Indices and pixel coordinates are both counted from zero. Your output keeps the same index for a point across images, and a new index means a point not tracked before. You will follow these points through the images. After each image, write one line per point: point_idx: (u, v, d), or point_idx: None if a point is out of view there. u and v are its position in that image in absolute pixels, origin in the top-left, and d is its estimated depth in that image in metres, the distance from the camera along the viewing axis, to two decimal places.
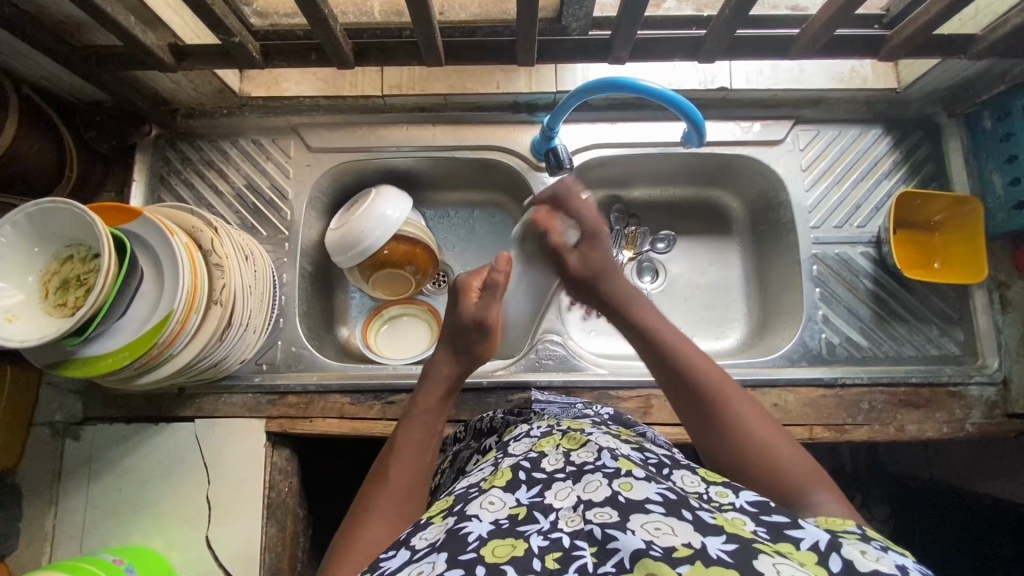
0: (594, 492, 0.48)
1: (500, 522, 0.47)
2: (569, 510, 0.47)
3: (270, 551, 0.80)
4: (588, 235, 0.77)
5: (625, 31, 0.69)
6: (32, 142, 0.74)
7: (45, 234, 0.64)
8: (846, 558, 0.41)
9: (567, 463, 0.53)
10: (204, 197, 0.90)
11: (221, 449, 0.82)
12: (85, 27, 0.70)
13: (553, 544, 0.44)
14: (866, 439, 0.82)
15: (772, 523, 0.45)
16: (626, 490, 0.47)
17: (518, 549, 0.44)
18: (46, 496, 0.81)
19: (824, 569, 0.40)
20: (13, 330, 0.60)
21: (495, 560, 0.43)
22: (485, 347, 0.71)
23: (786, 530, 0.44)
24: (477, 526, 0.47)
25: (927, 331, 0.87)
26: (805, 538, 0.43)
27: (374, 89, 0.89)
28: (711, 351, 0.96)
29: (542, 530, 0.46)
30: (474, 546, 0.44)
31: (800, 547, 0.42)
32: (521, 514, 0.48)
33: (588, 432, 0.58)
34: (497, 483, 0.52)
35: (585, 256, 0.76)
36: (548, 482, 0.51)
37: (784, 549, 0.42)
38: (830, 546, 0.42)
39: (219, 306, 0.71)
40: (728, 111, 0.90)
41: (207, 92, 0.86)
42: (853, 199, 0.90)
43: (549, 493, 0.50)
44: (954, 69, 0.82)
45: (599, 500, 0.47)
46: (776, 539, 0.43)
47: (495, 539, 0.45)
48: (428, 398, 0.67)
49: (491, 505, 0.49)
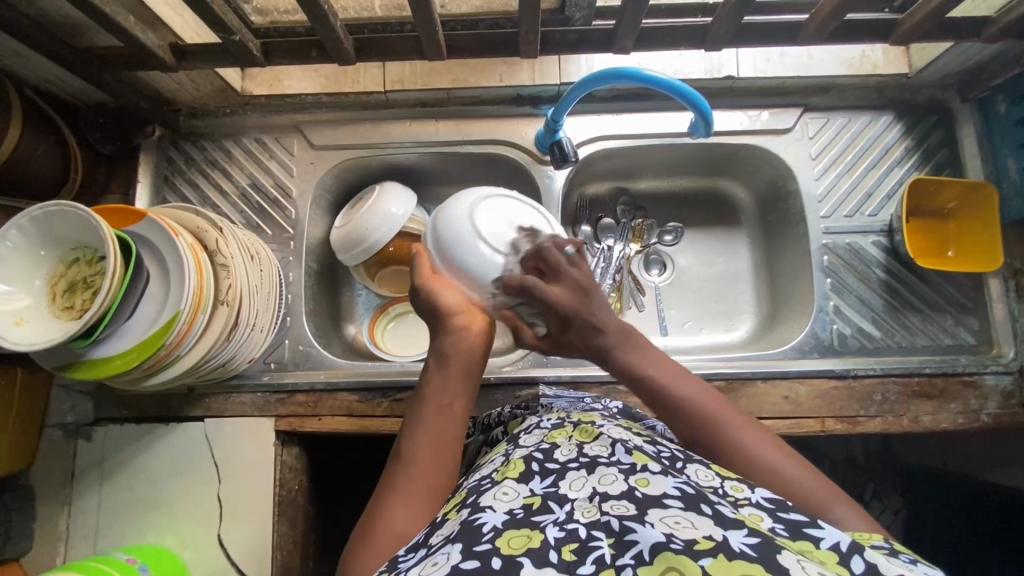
0: (609, 485, 0.47)
1: (514, 512, 0.47)
2: (584, 501, 0.47)
3: (282, 549, 0.81)
4: (561, 321, 0.62)
5: (629, 21, 0.68)
6: (36, 145, 0.74)
7: (50, 238, 0.64)
8: (869, 561, 0.40)
9: (580, 455, 0.52)
10: (209, 197, 0.90)
11: (231, 449, 0.82)
12: (87, 28, 0.69)
13: (569, 535, 0.44)
14: (878, 431, 0.81)
15: (790, 521, 0.45)
16: (643, 485, 0.47)
17: (534, 540, 0.44)
18: (60, 497, 0.82)
19: (845, 569, 0.40)
20: (21, 333, 0.60)
21: (511, 552, 0.42)
22: (445, 298, 0.64)
23: (804, 528, 0.44)
24: (491, 516, 0.46)
25: (941, 321, 0.86)
26: (826, 537, 0.42)
27: (376, 85, 0.88)
28: (721, 344, 0.95)
29: (557, 520, 0.45)
30: (490, 537, 0.44)
31: (821, 545, 0.42)
32: (535, 504, 0.48)
33: (600, 424, 0.58)
34: (510, 474, 0.52)
35: (556, 339, 0.64)
36: (563, 472, 0.51)
37: (804, 547, 0.41)
38: (851, 548, 0.41)
39: (224, 306, 0.71)
40: (735, 100, 0.89)
41: (209, 91, 0.85)
42: (864, 187, 0.88)
43: (563, 483, 0.50)
44: (966, 53, 0.80)
45: (615, 493, 0.46)
46: (794, 536, 0.43)
47: (510, 530, 0.45)
48: (431, 378, 0.63)
49: (506, 495, 0.49)
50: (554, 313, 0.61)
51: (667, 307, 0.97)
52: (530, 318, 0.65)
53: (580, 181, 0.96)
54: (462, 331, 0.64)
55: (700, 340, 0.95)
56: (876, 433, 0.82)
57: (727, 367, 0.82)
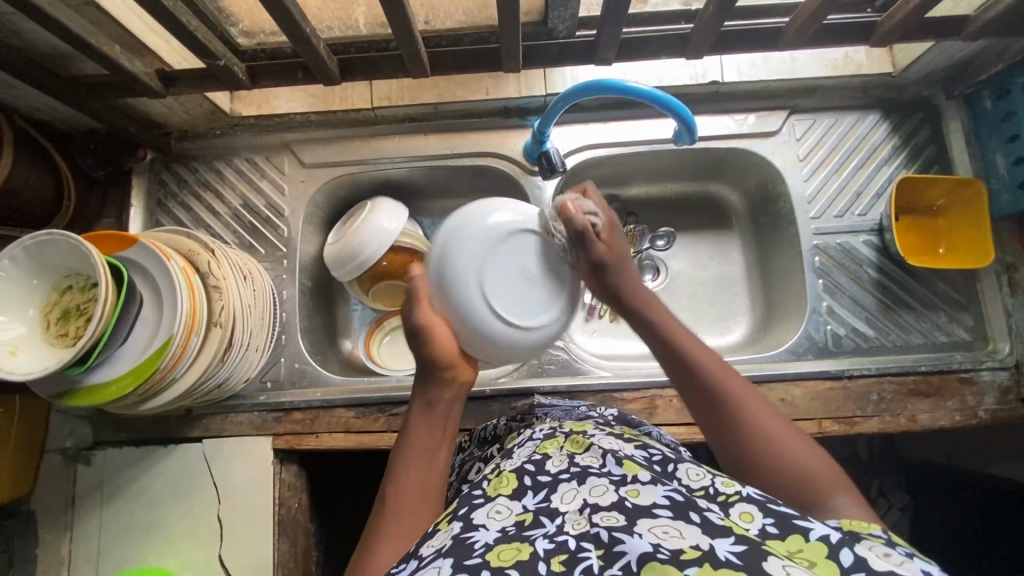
0: (600, 496, 0.48)
1: (506, 529, 0.48)
2: (575, 513, 0.48)
3: (283, 567, 0.81)
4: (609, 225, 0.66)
5: (609, 32, 0.68)
6: (28, 174, 0.75)
7: (42, 266, 0.64)
8: (858, 554, 0.42)
9: (571, 466, 0.53)
10: (201, 218, 0.91)
11: (229, 469, 0.82)
12: (73, 59, 0.70)
13: (559, 547, 0.44)
14: (876, 431, 0.81)
15: (780, 513, 0.46)
16: (633, 496, 0.48)
17: (523, 553, 0.44)
18: (62, 521, 0.82)
19: (835, 565, 0.41)
20: (16, 363, 0.61)
21: (500, 565, 0.43)
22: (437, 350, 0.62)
23: (793, 520, 0.45)
24: (483, 534, 0.47)
25: (934, 318, 0.85)
26: (816, 529, 0.44)
27: (364, 102, 0.89)
28: (716, 347, 0.95)
29: (548, 533, 0.46)
30: (480, 551, 0.45)
31: (810, 538, 0.43)
32: (527, 520, 0.48)
33: (591, 434, 0.58)
34: (502, 491, 0.53)
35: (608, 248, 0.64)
36: (553, 485, 0.51)
37: (794, 546, 0.43)
38: (840, 540, 0.43)
39: (217, 329, 0.71)
40: (722, 105, 0.89)
41: (198, 114, 0.87)
42: (853, 187, 0.89)
43: (555, 496, 0.50)
44: (949, 51, 0.80)
45: (606, 505, 0.47)
46: (784, 534, 0.44)
47: (501, 544, 0.46)
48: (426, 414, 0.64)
49: (499, 514, 0.50)
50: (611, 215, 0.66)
51: None
52: (594, 210, 0.63)
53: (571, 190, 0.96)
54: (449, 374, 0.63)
55: None
56: (874, 434, 0.82)
57: None
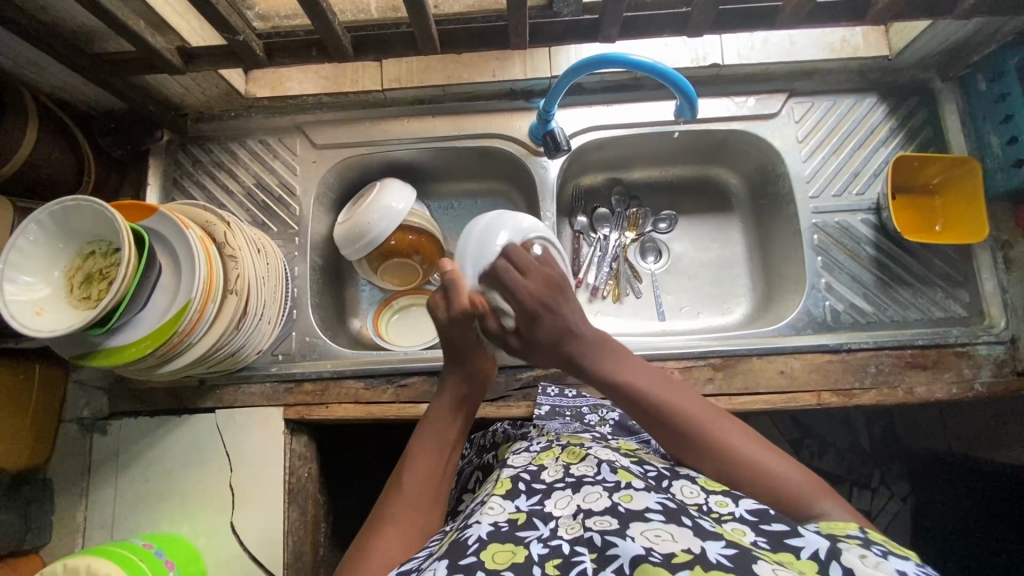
0: (593, 502, 0.50)
1: (499, 525, 0.50)
2: (569, 518, 0.49)
3: (293, 535, 0.83)
4: (529, 313, 0.69)
5: (612, 10, 0.71)
6: (51, 150, 0.78)
7: (68, 232, 0.67)
8: (846, 565, 0.43)
9: (566, 475, 0.55)
10: (215, 197, 0.94)
11: (242, 438, 0.85)
12: (98, 35, 0.73)
13: (553, 551, 0.46)
14: (874, 403, 0.82)
15: (772, 532, 0.47)
16: (626, 501, 0.50)
17: (518, 556, 0.46)
18: (77, 489, 0.84)
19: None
20: (42, 321, 0.63)
21: (495, 568, 0.45)
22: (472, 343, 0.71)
23: (786, 539, 0.46)
24: (477, 529, 0.50)
25: (931, 295, 0.87)
26: (806, 546, 0.45)
27: (374, 84, 0.91)
28: (718, 326, 0.97)
29: (541, 536, 0.48)
30: (474, 550, 0.47)
31: (800, 555, 0.44)
32: (520, 519, 0.50)
33: (588, 446, 0.61)
34: (497, 491, 0.55)
35: (522, 337, 0.71)
36: (548, 492, 0.53)
37: (785, 559, 0.44)
38: (830, 554, 0.44)
39: (233, 296, 0.74)
40: (722, 88, 0.92)
41: (214, 95, 0.89)
42: (851, 167, 0.91)
43: (549, 501, 0.52)
44: (943, 32, 0.82)
45: (598, 510, 0.49)
46: (775, 548, 0.45)
47: (495, 543, 0.48)
48: (439, 410, 0.70)
49: (492, 510, 0.52)
50: (534, 296, 0.68)
51: (665, 293, 1.00)
52: (502, 304, 0.70)
53: (576, 171, 0.99)
54: (473, 372, 0.71)
55: (697, 324, 0.98)
56: (872, 405, 0.83)
57: (721, 344, 0.85)
